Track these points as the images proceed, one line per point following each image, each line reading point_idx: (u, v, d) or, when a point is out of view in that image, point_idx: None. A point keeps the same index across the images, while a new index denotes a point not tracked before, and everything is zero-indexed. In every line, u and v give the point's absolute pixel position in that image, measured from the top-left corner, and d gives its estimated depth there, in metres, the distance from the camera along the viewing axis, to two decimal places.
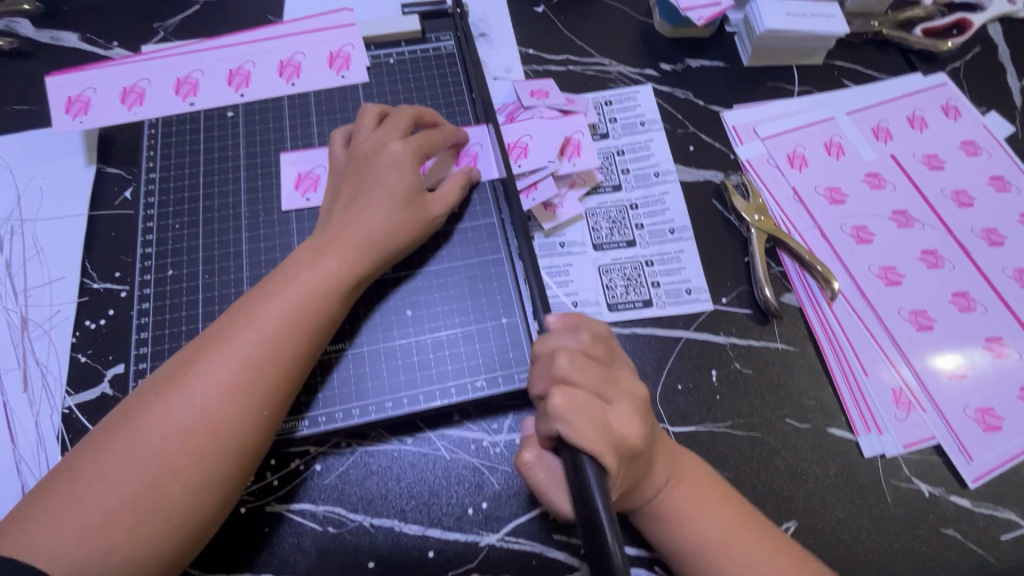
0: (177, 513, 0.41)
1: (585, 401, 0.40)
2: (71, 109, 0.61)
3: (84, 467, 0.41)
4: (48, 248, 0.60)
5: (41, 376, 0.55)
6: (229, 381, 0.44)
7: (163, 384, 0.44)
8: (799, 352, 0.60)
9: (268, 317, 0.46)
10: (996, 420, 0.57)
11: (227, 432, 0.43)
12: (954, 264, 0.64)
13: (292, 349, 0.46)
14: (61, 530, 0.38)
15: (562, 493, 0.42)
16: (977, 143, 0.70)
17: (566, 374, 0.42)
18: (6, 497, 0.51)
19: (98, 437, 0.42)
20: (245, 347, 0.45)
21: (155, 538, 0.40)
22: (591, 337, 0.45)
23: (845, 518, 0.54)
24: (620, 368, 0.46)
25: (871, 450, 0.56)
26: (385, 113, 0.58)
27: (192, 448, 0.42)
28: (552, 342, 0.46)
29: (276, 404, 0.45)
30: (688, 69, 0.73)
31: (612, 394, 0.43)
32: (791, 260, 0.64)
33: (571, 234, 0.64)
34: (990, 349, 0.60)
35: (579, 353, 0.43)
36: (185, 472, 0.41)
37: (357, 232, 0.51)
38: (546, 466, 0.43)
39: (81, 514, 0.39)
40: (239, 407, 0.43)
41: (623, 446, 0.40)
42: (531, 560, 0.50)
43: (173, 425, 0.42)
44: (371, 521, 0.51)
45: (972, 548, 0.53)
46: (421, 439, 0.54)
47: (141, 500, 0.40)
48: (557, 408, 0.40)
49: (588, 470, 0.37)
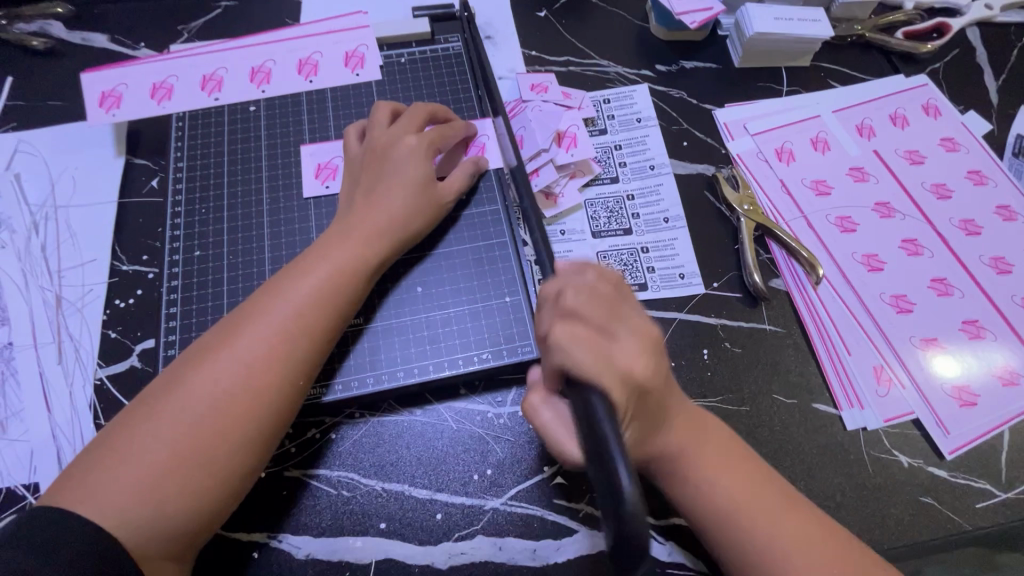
0: (221, 471, 0.44)
1: (588, 335, 0.43)
2: (105, 103, 0.65)
3: (133, 429, 0.44)
4: (80, 232, 0.63)
5: (74, 349, 0.58)
6: (269, 349, 0.47)
7: (206, 352, 0.47)
8: (786, 332, 0.64)
9: (302, 293, 0.50)
10: (972, 396, 0.61)
11: (266, 397, 0.46)
12: (933, 251, 0.67)
13: (323, 322, 0.50)
14: (116, 485, 0.42)
15: (564, 430, 0.44)
16: (956, 140, 0.74)
17: (570, 307, 0.45)
18: (42, 461, 0.54)
19: (146, 400, 0.45)
20: (281, 319, 0.48)
21: (201, 492, 0.44)
22: (596, 275, 0.48)
23: (829, 486, 0.57)
24: (629, 307, 0.47)
25: (854, 424, 0.59)
26: (396, 109, 0.62)
27: (234, 410, 0.45)
28: (559, 279, 0.48)
29: (308, 373, 0.49)
30: (683, 70, 0.78)
31: (614, 329, 0.45)
32: (778, 248, 0.67)
33: (571, 222, 0.68)
34: (966, 330, 0.63)
35: (584, 288, 0.47)
36: (229, 432, 0.45)
37: (378, 215, 0.55)
38: (552, 407, 0.46)
39: (135, 469, 0.42)
40: (277, 373, 0.47)
41: (628, 376, 0.42)
42: (532, 522, 0.54)
43: (216, 390, 0.45)
44: (383, 485, 0.55)
45: (949, 515, 0.56)
46: (429, 410, 0.58)
47: (189, 458, 0.43)
48: (557, 338, 0.42)
49: (588, 392, 0.38)
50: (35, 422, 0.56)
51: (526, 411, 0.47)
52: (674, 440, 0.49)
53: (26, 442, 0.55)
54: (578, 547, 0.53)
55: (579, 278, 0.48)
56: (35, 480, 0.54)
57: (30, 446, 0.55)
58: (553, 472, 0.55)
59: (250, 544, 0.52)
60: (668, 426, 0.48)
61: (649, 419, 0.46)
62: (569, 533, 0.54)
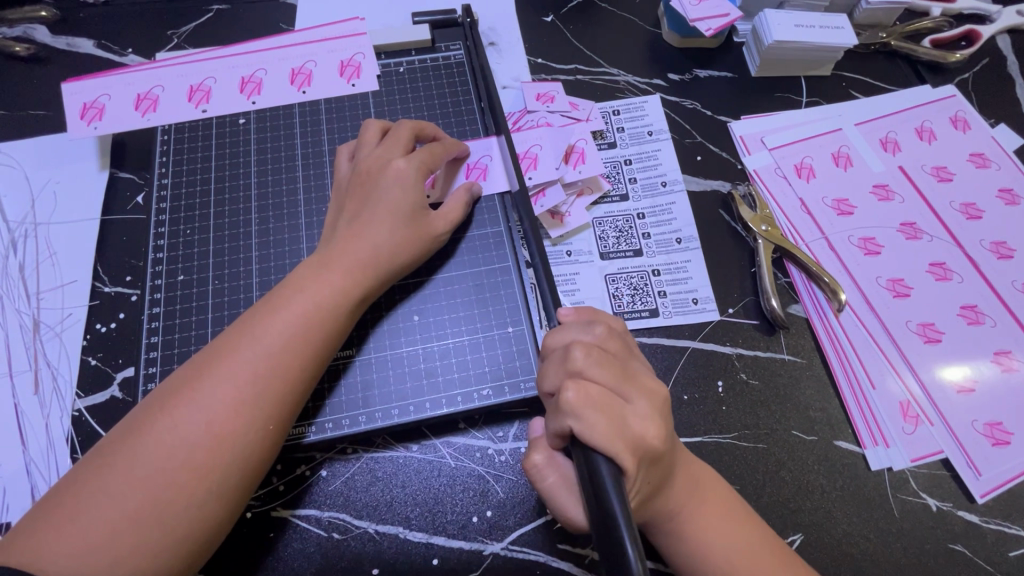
0: (181, 528, 0.41)
1: (601, 397, 0.40)
2: (86, 115, 0.61)
3: (91, 481, 0.41)
4: (60, 251, 0.60)
5: (52, 378, 0.55)
6: (235, 395, 0.44)
7: (169, 398, 0.44)
8: (805, 363, 0.60)
9: (275, 332, 0.46)
10: (1005, 435, 0.57)
11: (233, 446, 0.43)
12: (963, 276, 0.63)
13: (297, 363, 0.46)
14: (67, 545, 0.38)
15: (571, 497, 0.42)
16: (986, 156, 0.70)
17: (580, 369, 0.41)
18: (16, 499, 0.51)
19: (103, 450, 0.42)
20: (252, 361, 0.45)
21: (165, 550, 0.40)
22: (606, 331, 0.45)
23: (852, 532, 0.53)
24: (637, 367, 0.44)
25: (878, 463, 0.56)
26: (387, 128, 0.58)
27: (198, 462, 0.42)
28: (567, 335, 0.45)
29: (281, 418, 0.46)
30: (697, 80, 0.74)
31: (627, 393, 0.41)
32: (798, 271, 0.64)
33: (578, 243, 0.65)
34: (999, 362, 0.59)
35: (595, 347, 0.43)
36: (190, 487, 0.41)
37: (360, 248, 0.51)
38: (555, 469, 0.43)
39: (85, 529, 0.39)
40: (243, 422, 0.44)
41: (642, 445, 0.39)
42: (535, 569, 0.50)
43: (179, 440, 0.42)
44: (376, 528, 0.51)
45: (980, 564, 0.53)
46: (426, 446, 0.54)
47: (144, 515, 0.40)
48: (572, 403, 0.38)
49: (598, 466, 0.36)
50: (9, 456, 0.53)
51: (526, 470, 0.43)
52: (674, 498, 0.45)
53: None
54: None
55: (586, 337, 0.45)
56: (7, 519, 0.51)
57: (3, 482, 0.52)
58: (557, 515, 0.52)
59: None
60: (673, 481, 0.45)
61: (658, 481, 0.43)
62: None
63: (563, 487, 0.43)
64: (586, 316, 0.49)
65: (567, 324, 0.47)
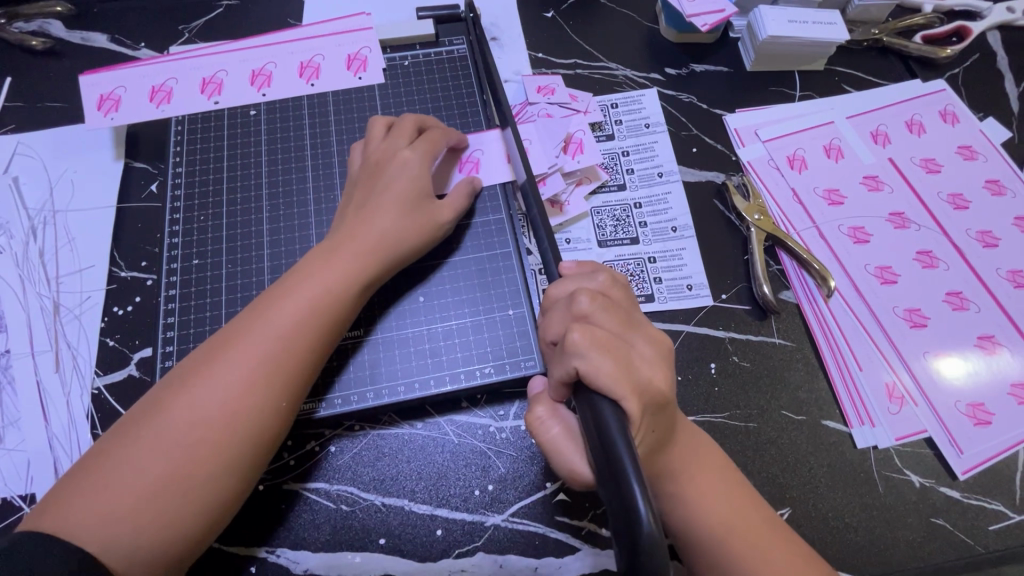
0: (200, 496, 0.43)
1: (606, 340, 0.42)
2: (103, 106, 0.64)
3: (115, 452, 0.43)
4: (78, 237, 0.63)
5: (72, 358, 0.58)
6: (248, 375, 0.46)
7: (188, 375, 0.46)
8: (795, 347, 0.62)
9: (286, 314, 0.49)
10: (987, 415, 0.59)
11: (249, 420, 0.46)
12: (948, 264, 0.66)
13: (308, 344, 0.49)
14: (93, 510, 0.41)
15: (573, 447, 0.43)
16: (974, 148, 0.72)
17: (586, 313, 0.44)
18: (39, 472, 0.54)
19: (123, 428, 0.45)
20: (265, 341, 0.47)
21: (186, 516, 0.43)
22: (609, 279, 0.48)
23: (838, 506, 0.56)
24: (641, 318, 0.47)
25: (864, 442, 0.58)
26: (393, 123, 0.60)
27: (216, 434, 0.44)
28: (572, 284, 0.48)
29: (292, 396, 0.48)
30: (694, 74, 0.76)
31: (632, 338, 0.44)
32: (789, 258, 0.66)
33: (577, 231, 0.67)
34: (982, 347, 0.62)
35: (600, 295, 0.45)
36: (209, 457, 0.44)
37: (366, 234, 0.53)
38: (559, 420, 0.45)
39: (107, 499, 0.41)
40: (255, 400, 0.46)
41: (646, 386, 0.42)
42: (534, 540, 0.53)
43: (197, 414, 0.44)
44: (383, 500, 0.54)
45: (960, 537, 0.55)
46: (430, 424, 0.57)
47: (163, 487, 0.43)
48: (578, 344, 0.41)
49: (601, 405, 0.38)
50: (32, 432, 0.55)
51: (531, 424, 0.45)
52: (676, 465, 0.47)
53: (23, 451, 0.54)
54: (578, 566, 0.52)
55: (591, 285, 0.47)
56: (31, 491, 0.53)
57: (27, 455, 0.54)
58: (555, 489, 0.54)
59: (247, 558, 0.51)
60: (672, 446, 0.47)
61: (662, 433, 0.45)
62: (572, 551, 0.53)
63: (566, 439, 0.44)
64: (589, 267, 0.51)
65: (569, 275, 0.49)
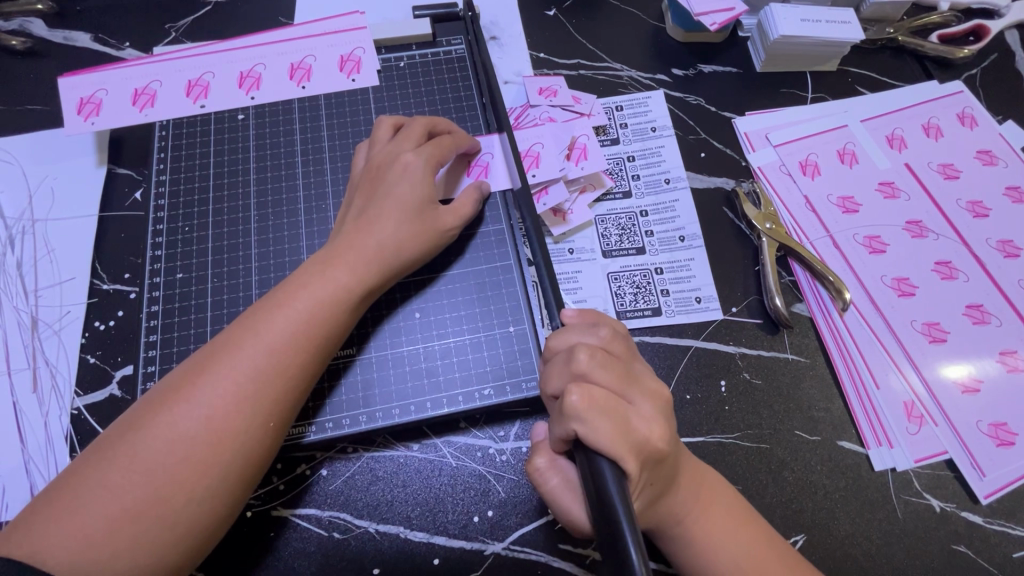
0: (179, 523, 0.41)
1: (606, 400, 0.39)
2: (83, 110, 0.61)
3: (90, 474, 0.40)
4: (58, 248, 0.60)
5: (51, 376, 0.55)
6: (237, 391, 0.43)
7: (172, 392, 0.43)
8: (809, 363, 0.59)
9: (277, 329, 0.46)
10: (1010, 435, 0.56)
11: (233, 443, 0.43)
12: (969, 275, 0.63)
13: (299, 362, 0.46)
14: (63, 537, 0.38)
15: (573, 498, 0.42)
16: (994, 153, 0.69)
17: (584, 371, 0.41)
18: (15, 497, 0.51)
19: (104, 444, 0.42)
20: (254, 357, 0.45)
21: (162, 545, 0.40)
22: (610, 333, 0.44)
23: (854, 533, 0.53)
24: (639, 370, 0.44)
25: (882, 464, 0.55)
26: (400, 124, 0.58)
27: (198, 458, 0.42)
28: (569, 337, 0.45)
29: (282, 417, 0.45)
30: (701, 75, 0.73)
31: (631, 395, 0.42)
32: (802, 270, 0.63)
33: (580, 240, 0.64)
34: (1004, 362, 0.59)
35: (599, 350, 0.42)
36: (190, 482, 0.41)
37: (366, 243, 0.50)
38: (559, 472, 0.43)
39: (84, 522, 0.39)
40: (243, 420, 0.43)
41: (645, 447, 0.39)
42: (536, 569, 0.50)
43: (179, 435, 0.42)
44: (377, 528, 0.51)
45: (983, 565, 0.53)
46: (427, 446, 0.54)
47: (144, 511, 0.40)
48: (576, 408, 0.38)
49: (602, 469, 0.35)
50: (8, 455, 0.52)
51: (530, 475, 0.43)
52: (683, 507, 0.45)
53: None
54: None
55: (589, 339, 0.44)
56: (7, 519, 0.50)
57: (3, 480, 0.52)
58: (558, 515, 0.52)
59: None
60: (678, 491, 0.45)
61: (665, 484, 0.43)
62: None
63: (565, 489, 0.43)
64: (591, 317, 0.48)
65: (570, 326, 0.46)
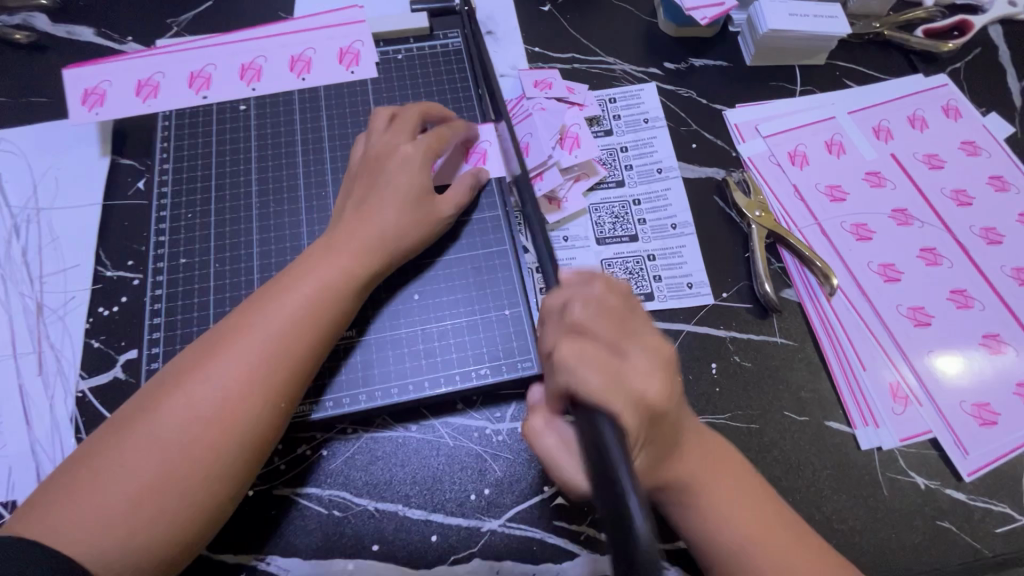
0: (193, 500, 0.42)
1: (598, 354, 0.41)
2: (88, 102, 0.62)
3: (103, 454, 0.42)
4: (63, 236, 0.61)
5: (56, 360, 0.56)
6: (244, 375, 0.45)
7: (181, 375, 0.44)
8: (798, 346, 0.61)
9: (284, 313, 0.47)
10: (993, 415, 0.58)
11: (244, 423, 0.44)
12: (953, 262, 0.64)
13: (306, 343, 0.47)
14: (81, 514, 0.39)
15: (569, 458, 0.42)
16: (977, 144, 0.71)
17: (579, 322, 0.43)
18: (22, 477, 0.52)
19: (116, 425, 0.43)
20: (261, 340, 0.46)
21: (177, 521, 0.41)
22: (605, 286, 0.46)
23: (841, 509, 0.54)
24: (641, 325, 0.45)
25: (868, 443, 0.57)
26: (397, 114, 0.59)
27: (209, 437, 0.43)
28: (567, 291, 0.46)
29: (290, 396, 0.47)
30: (692, 68, 0.75)
31: (626, 347, 0.43)
32: (791, 256, 0.65)
33: (575, 228, 0.65)
34: (987, 345, 0.61)
35: (594, 302, 0.44)
36: (202, 460, 0.42)
37: (368, 230, 0.52)
38: (556, 431, 0.44)
39: (102, 500, 0.40)
40: (252, 400, 0.44)
41: (644, 402, 0.40)
42: (532, 546, 0.51)
43: (190, 415, 0.43)
44: (376, 506, 0.52)
45: (966, 540, 0.54)
46: (425, 426, 0.55)
47: (158, 488, 0.41)
48: (566, 358, 0.40)
49: (602, 424, 0.36)
50: (14, 437, 0.53)
51: (528, 434, 0.45)
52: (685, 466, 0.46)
53: (5, 456, 0.53)
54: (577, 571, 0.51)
55: (588, 293, 0.46)
56: (14, 498, 0.51)
57: (9, 461, 0.53)
58: (554, 493, 0.53)
59: (238, 566, 0.50)
60: (679, 453, 0.46)
61: (665, 442, 0.44)
62: (571, 557, 0.51)
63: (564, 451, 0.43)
64: (586, 273, 0.49)
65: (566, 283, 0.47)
